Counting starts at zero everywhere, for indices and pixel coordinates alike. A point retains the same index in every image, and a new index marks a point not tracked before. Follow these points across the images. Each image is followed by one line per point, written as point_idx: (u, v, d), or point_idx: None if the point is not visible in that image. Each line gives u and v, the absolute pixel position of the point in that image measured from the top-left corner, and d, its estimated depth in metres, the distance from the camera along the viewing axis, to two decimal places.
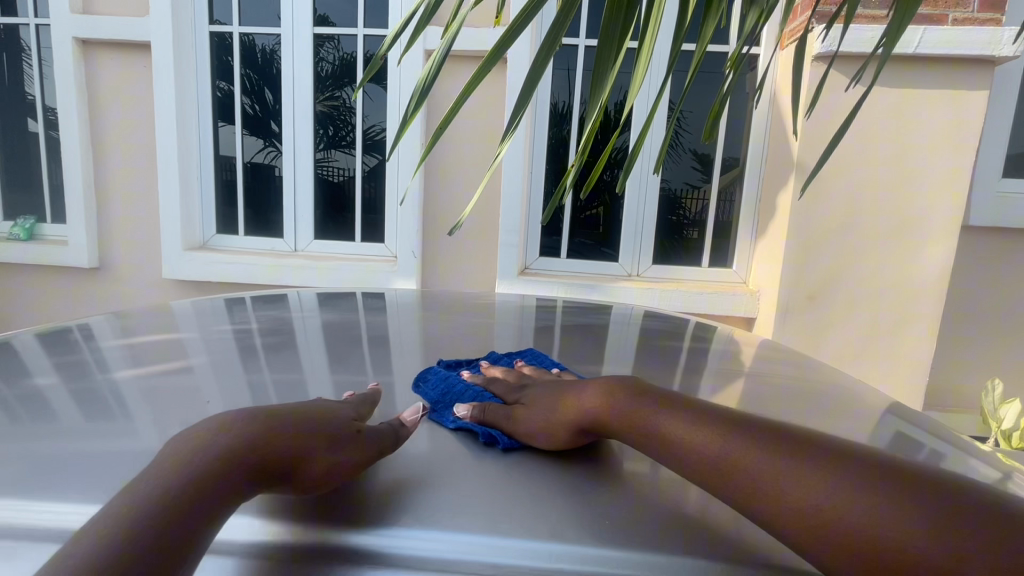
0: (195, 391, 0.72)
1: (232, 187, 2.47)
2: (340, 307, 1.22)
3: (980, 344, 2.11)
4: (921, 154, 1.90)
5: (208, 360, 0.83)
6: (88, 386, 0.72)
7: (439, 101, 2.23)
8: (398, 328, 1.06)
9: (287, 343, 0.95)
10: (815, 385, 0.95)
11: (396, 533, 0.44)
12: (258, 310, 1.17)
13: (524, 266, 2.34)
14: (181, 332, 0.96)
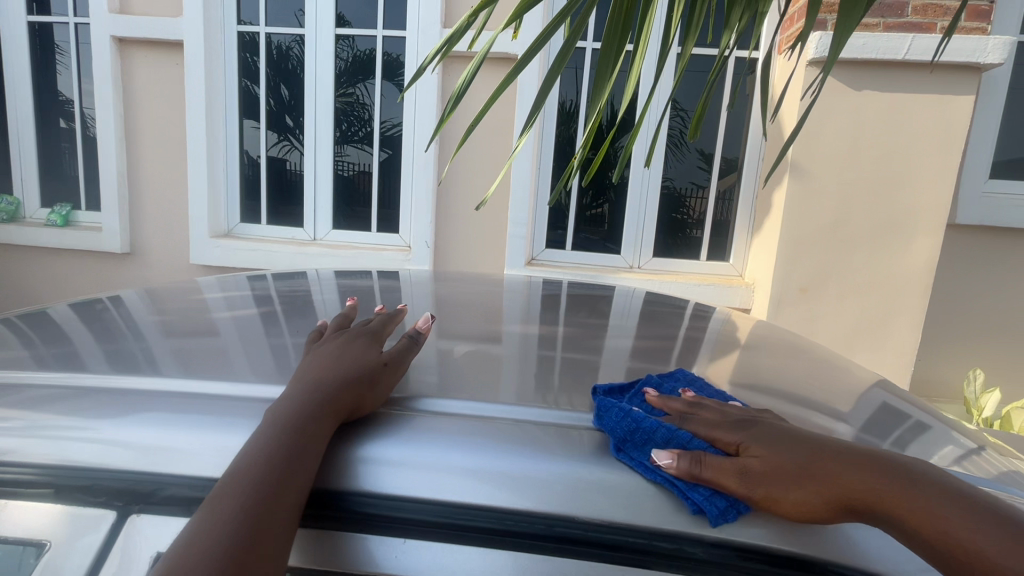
0: (220, 351, 0.82)
1: (255, 178, 2.61)
2: (363, 281, 1.33)
3: (967, 338, 2.21)
4: (910, 154, 2.01)
5: (233, 324, 0.94)
6: (122, 348, 0.82)
7: (453, 99, 2.36)
8: (418, 297, 1.18)
9: (308, 309, 1.05)
10: (795, 352, 1.07)
11: (437, 402, 0.55)
12: (281, 282, 1.28)
13: (532, 258, 2.46)
14: (206, 301, 1.08)
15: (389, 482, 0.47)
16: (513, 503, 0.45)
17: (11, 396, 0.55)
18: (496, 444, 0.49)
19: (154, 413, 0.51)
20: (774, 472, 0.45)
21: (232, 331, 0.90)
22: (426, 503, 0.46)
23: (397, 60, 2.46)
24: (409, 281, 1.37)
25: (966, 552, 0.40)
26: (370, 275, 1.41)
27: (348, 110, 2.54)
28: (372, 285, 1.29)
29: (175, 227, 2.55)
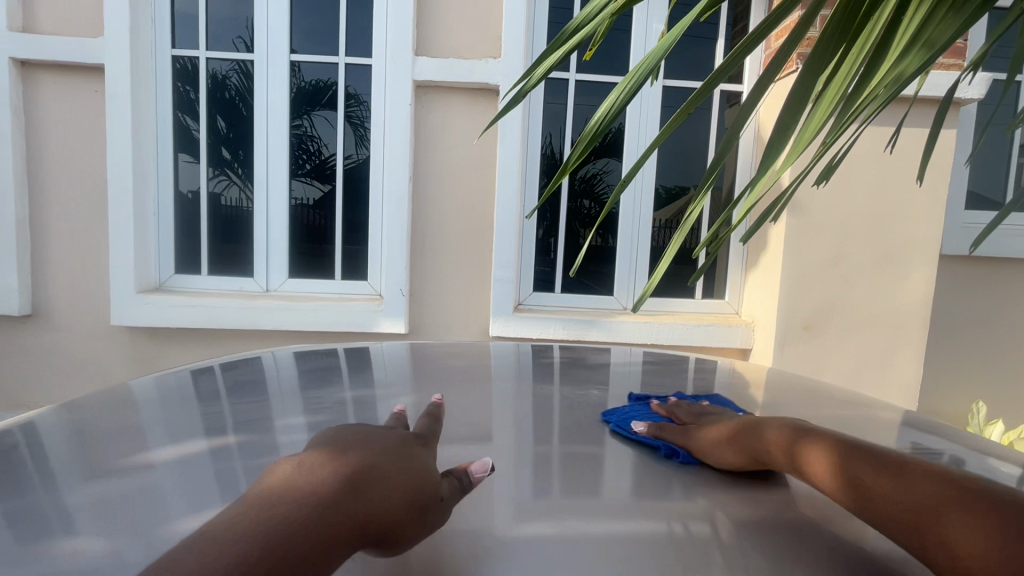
0: (161, 503, 0.58)
1: (194, 222, 2.26)
2: (325, 370, 1.07)
3: (956, 363, 2.21)
4: (899, 187, 1.99)
5: (179, 456, 0.68)
6: (26, 509, 0.57)
7: (427, 132, 2.13)
8: (384, 393, 0.94)
9: (247, 432, 0.77)
10: (862, 420, 0.93)
11: None
12: (232, 377, 1.01)
13: (519, 302, 2.25)
14: (142, 425, 0.78)
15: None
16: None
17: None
18: None
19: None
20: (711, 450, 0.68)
21: (171, 484, 0.62)
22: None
23: (361, 91, 2.22)
24: (380, 366, 1.11)
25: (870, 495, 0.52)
26: (331, 359, 1.15)
27: (307, 143, 2.26)
28: (338, 376, 1.03)
29: (91, 283, 2.13)
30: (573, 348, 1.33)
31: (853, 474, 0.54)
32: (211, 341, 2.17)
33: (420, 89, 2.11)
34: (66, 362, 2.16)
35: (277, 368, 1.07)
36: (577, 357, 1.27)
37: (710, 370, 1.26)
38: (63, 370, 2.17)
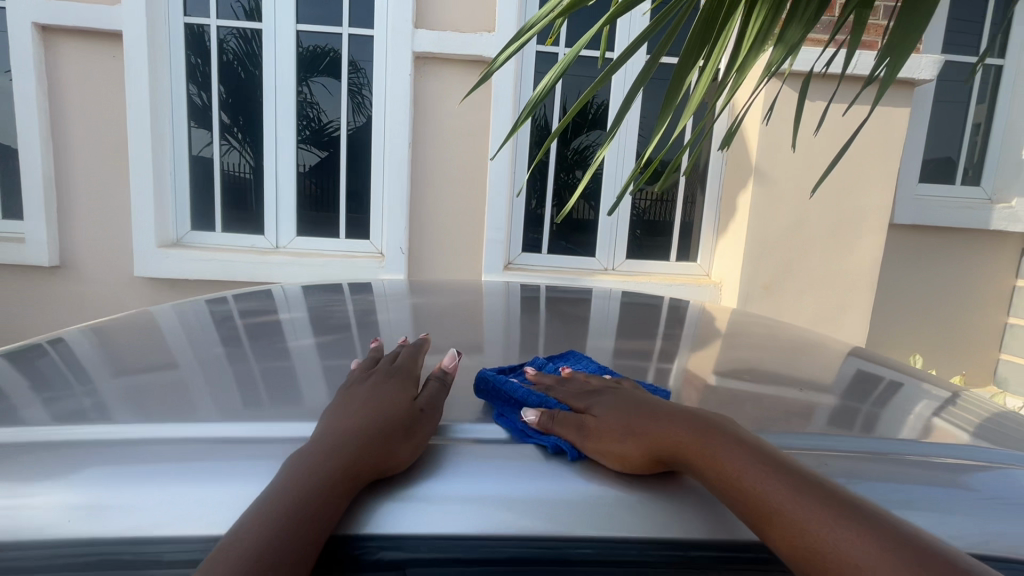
0: (185, 390, 0.60)
1: (206, 182, 2.43)
2: (336, 304, 1.27)
3: (898, 323, 2.48)
4: (857, 160, 2.19)
5: (194, 356, 0.89)
6: (63, 397, 0.59)
7: (427, 101, 2.29)
8: (388, 318, 1.16)
9: (279, 339, 0.98)
10: (781, 348, 1.15)
11: (474, 427, 0.54)
12: (246, 307, 1.22)
13: (509, 261, 2.45)
14: (168, 341, 0.96)
15: (476, 526, 0.44)
16: (641, 532, 0.45)
17: (57, 456, 0.48)
18: (552, 471, 0.48)
19: (230, 471, 0.47)
20: (603, 427, 0.53)
21: (199, 376, 0.64)
22: (525, 559, 0.44)
23: (364, 60, 2.37)
24: (384, 301, 1.32)
25: (747, 496, 0.45)
26: (341, 296, 1.36)
27: (309, 109, 2.41)
28: (347, 308, 1.23)
29: (115, 237, 2.31)
30: (553, 294, 1.54)
31: (716, 474, 0.47)
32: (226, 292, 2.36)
33: (420, 60, 2.25)
34: (91, 309, 2.35)
35: (288, 304, 1.26)
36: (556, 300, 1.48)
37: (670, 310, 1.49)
38: (89, 317, 2.36)
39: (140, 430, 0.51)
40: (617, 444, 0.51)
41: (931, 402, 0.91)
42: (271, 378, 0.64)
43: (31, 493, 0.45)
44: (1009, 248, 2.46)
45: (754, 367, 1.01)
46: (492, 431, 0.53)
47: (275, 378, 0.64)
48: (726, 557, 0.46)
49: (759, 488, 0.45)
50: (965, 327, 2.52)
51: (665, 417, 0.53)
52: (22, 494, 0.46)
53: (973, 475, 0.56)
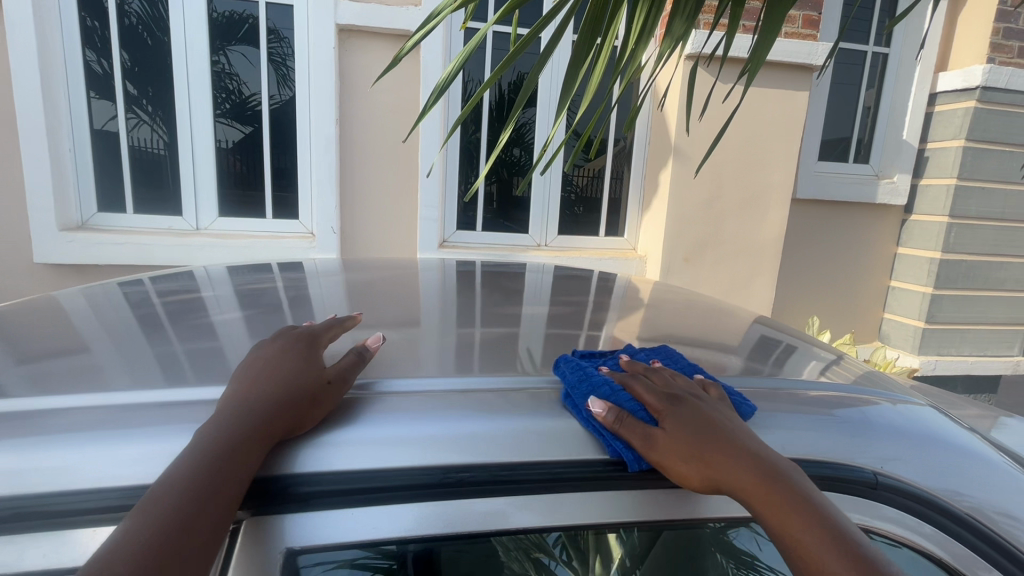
0: (97, 371, 0.61)
1: (112, 159, 2.26)
2: (265, 283, 1.26)
3: (798, 289, 2.76)
4: (762, 139, 2.39)
5: (106, 338, 0.87)
6: None
7: (353, 75, 2.23)
8: (319, 296, 1.17)
9: (209, 320, 0.98)
10: (690, 315, 1.28)
11: (399, 382, 0.59)
12: (165, 288, 1.19)
13: (443, 240, 2.47)
14: (84, 323, 0.93)
15: (378, 461, 0.49)
16: (539, 461, 0.52)
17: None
18: (467, 415, 0.54)
19: (145, 433, 0.50)
20: (673, 444, 0.51)
21: (114, 358, 0.65)
22: (421, 488, 0.49)
23: (282, 26, 2.26)
24: (315, 280, 1.32)
25: (804, 551, 0.47)
26: (271, 275, 1.34)
27: (228, 81, 2.29)
28: (276, 287, 1.23)
29: (8, 220, 2.11)
30: (486, 271, 1.60)
31: (778, 522, 0.48)
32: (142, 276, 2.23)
33: (343, 32, 2.19)
34: None
35: (213, 284, 1.23)
36: (489, 276, 1.54)
37: (597, 282, 1.58)
38: None
39: (51, 406, 0.52)
40: (688, 468, 0.51)
41: (817, 362, 1.05)
42: (195, 357, 0.65)
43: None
44: (892, 218, 2.77)
45: (663, 331, 1.12)
46: (414, 385, 0.59)
47: (199, 356, 0.65)
48: (594, 476, 0.53)
49: (804, 543, 0.47)
50: (855, 289, 2.84)
51: (727, 454, 0.51)
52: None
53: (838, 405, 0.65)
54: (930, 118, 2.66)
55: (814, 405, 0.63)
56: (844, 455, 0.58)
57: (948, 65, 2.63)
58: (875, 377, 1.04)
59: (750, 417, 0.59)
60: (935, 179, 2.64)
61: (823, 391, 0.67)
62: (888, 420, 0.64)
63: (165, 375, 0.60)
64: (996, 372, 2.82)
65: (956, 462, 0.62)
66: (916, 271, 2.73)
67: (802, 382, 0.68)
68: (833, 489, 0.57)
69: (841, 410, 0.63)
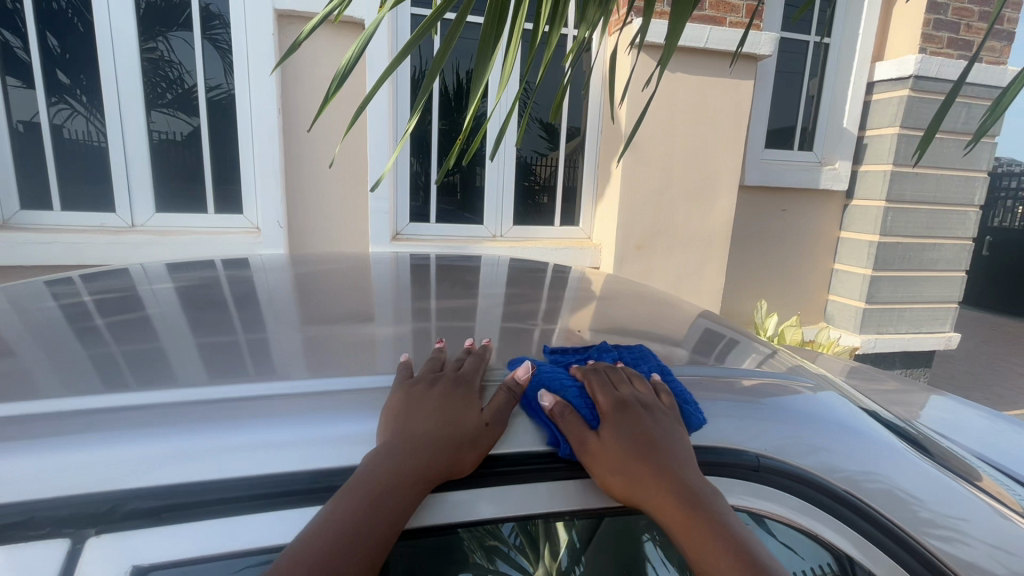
0: (22, 375, 0.57)
1: (37, 153, 2.12)
2: (198, 281, 1.21)
3: (748, 273, 2.84)
4: (710, 128, 2.43)
5: (29, 338, 0.83)
6: None
7: (296, 62, 2.15)
8: (256, 292, 1.13)
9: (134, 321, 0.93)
10: (635, 305, 1.30)
11: (311, 381, 0.57)
12: (92, 286, 1.14)
13: (396, 232, 2.42)
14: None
15: (271, 465, 0.48)
16: None
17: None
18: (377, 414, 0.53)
19: (31, 440, 0.47)
20: (606, 452, 0.53)
21: (39, 360, 0.61)
22: (317, 490, 0.48)
23: (222, 7, 2.15)
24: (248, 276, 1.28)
25: (707, 570, 0.50)
26: (209, 272, 1.29)
27: (162, 68, 2.17)
28: (209, 285, 1.18)
29: None
30: (435, 263, 1.59)
31: (690, 539, 0.50)
32: None
33: (283, 18, 2.11)
34: None
35: (149, 282, 1.18)
36: (437, 268, 1.53)
37: (550, 274, 1.59)
38: None
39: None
40: (612, 477, 0.53)
41: (756, 355, 1.09)
42: (136, 357, 0.62)
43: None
44: (835, 204, 2.89)
45: (605, 321, 1.13)
46: (325, 382, 0.57)
47: (137, 356, 0.62)
48: (499, 470, 0.53)
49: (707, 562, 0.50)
50: (802, 273, 2.94)
51: (661, 471, 0.53)
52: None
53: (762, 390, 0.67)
54: (868, 107, 2.78)
55: (732, 392, 0.64)
56: (750, 439, 0.60)
57: (884, 55, 2.74)
58: (806, 371, 1.08)
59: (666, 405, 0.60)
60: (873, 165, 2.76)
61: (738, 377, 0.69)
62: (798, 404, 0.66)
63: (83, 376, 0.56)
64: (931, 348, 2.98)
65: (850, 442, 0.64)
66: (857, 254, 2.86)
67: (720, 369, 0.70)
68: (712, 473, 0.58)
69: (755, 397, 0.65)
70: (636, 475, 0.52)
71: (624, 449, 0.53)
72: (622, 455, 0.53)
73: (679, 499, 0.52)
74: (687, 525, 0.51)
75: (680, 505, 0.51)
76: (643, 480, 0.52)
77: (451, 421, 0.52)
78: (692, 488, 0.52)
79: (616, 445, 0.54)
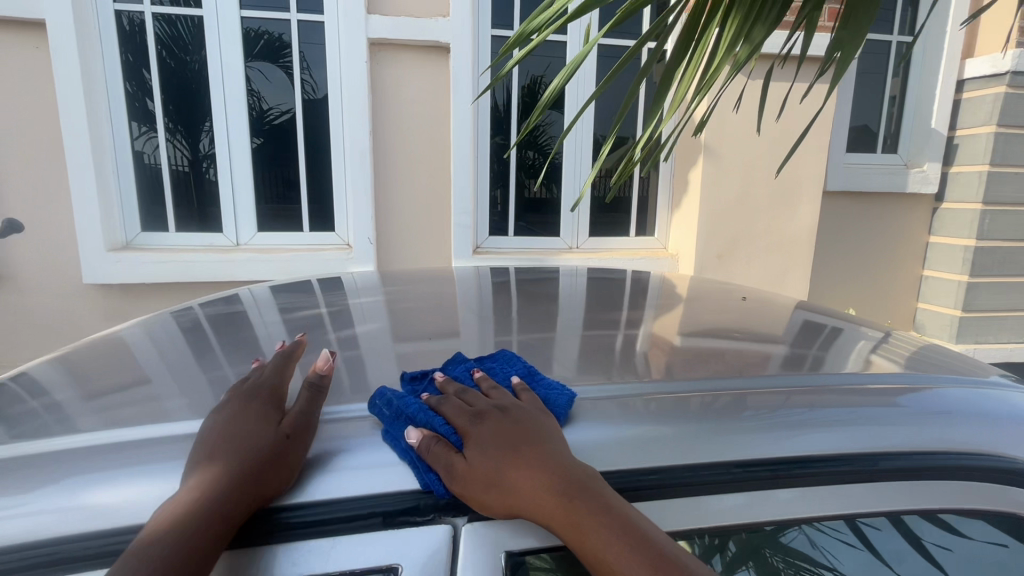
0: (154, 399, 0.64)
1: (155, 182, 2.31)
2: (321, 298, 1.30)
3: (829, 282, 2.76)
4: (793, 135, 2.39)
5: (158, 356, 0.90)
6: (37, 424, 0.60)
7: (386, 85, 2.26)
8: (370, 308, 1.21)
9: (265, 336, 1.00)
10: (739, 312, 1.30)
11: None
12: (221, 309, 1.21)
13: (477, 246, 2.50)
14: (131, 356, 0.92)
15: None
16: (638, 467, 0.56)
17: (71, 464, 0.52)
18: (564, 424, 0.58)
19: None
20: (473, 470, 0.50)
21: (166, 386, 0.68)
22: None
23: (317, 39, 2.29)
24: (357, 293, 1.36)
25: (600, 560, 0.46)
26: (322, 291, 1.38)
27: (263, 98, 2.33)
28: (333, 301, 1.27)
29: (58, 246, 2.17)
30: (527, 276, 1.64)
31: (576, 533, 0.47)
32: (188, 293, 2.27)
33: (374, 46, 2.22)
34: (37, 323, 2.21)
35: (258, 305, 1.25)
36: (531, 280, 1.57)
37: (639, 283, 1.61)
38: (35, 334, 2.21)
39: (147, 435, 0.56)
40: (492, 496, 0.49)
41: (867, 341, 1.05)
42: (243, 378, 0.69)
43: (34, 506, 0.49)
44: (922, 208, 2.76)
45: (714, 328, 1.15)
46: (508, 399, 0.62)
47: (244, 379, 0.70)
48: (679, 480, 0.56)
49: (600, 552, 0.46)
50: (887, 280, 2.82)
51: (528, 471, 0.49)
52: (40, 507, 0.49)
53: (909, 395, 0.69)
54: (957, 106, 2.65)
55: (884, 397, 0.68)
56: (888, 445, 0.62)
57: (973, 51, 2.62)
58: (929, 353, 1.02)
59: (824, 416, 0.63)
60: (965, 167, 2.63)
61: (866, 386, 0.71)
62: (961, 404, 0.69)
63: (201, 399, 0.64)
64: None
65: (988, 444, 0.65)
66: (949, 259, 2.72)
67: (846, 379, 0.72)
68: (881, 477, 0.61)
69: (901, 398, 0.68)
70: (517, 483, 0.49)
71: (495, 456, 0.50)
72: (489, 464, 0.50)
73: (558, 499, 0.48)
74: (571, 528, 0.47)
75: (569, 501, 0.48)
76: (519, 489, 0.48)
77: (262, 435, 0.52)
78: (573, 486, 0.49)
79: (477, 462, 0.50)
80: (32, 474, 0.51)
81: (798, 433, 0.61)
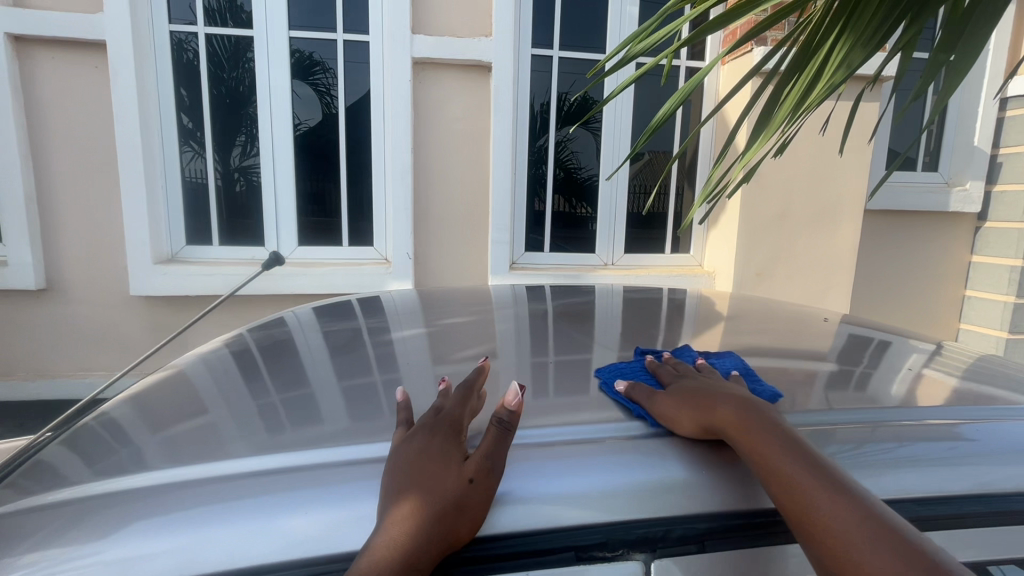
0: (211, 429, 0.64)
1: (199, 197, 2.35)
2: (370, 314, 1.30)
3: (868, 300, 2.71)
4: (833, 152, 2.37)
5: (207, 368, 0.89)
6: (108, 459, 0.60)
7: (427, 102, 2.30)
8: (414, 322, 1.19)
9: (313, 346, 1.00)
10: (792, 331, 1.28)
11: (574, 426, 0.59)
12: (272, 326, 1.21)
13: (513, 261, 2.51)
14: (183, 367, 0.93)
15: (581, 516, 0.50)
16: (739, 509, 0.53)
17: (148, 503, 0.52)
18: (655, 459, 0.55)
19: (321, 496, 0.51)
20: (670, 401, 0.59)
21: (224, 415, 0.68)
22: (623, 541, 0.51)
23: (362, 57, 2.34)
24: (404, 308, 1.36)
25: (807, 514, 0.46)
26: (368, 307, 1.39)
27: (307, 114, 2.38)
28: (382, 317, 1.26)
29: (106, 260, 2.22)
30: (569, 292, 1.63)
31: (771, 471, 0.49)
32: (229, 306, 2.31)
33: (417, 65, 2.26)
34: (83, 335, 2.26)
35: (301, 321, 1.25)
36: (574, 296, 1.56)
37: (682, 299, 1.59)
38: (81, 344, 2.26)
39: (210, 473, 0.55)
40: (685, 420, 0.57)
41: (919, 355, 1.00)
42: (290, 405, 0.69)
43: (128, 551, 0.48)
44: (964, 227, 2.71)
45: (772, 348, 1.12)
46: (585, 429, 0.58)
47: (292, 404, 0.70)
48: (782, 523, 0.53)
49: (814, 506, 0.46)
50: (928, 299, 2.77)
51: (739, 419, 0.54)
52: (115, 552, 0.48)
53: (975, 426, 0.66)
54: (1001, 123, 2.60)
55: (947, 429, 0.65)
56: (990, 484, 0.60)
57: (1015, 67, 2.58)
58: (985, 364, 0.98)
59: (917, 452, 0.61)
60: (1010, 185, 2.57)
61: (947, 419, 0.68)
62: None
63: (255, 426, 0.64)
64: None
65: None
66: (995, 280, 2.65)
67: (926, 411, 0.69)
68: (988, 520, 0.58)
69: (965, 429, 0.66)
70: (722, 421, 0.55)
71: (705, 401, 0.58)
72: (691, 398, 0.59)
73: (779, 455, 0.50)
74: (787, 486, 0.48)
75: (789, 457, 0.49)
76: (722, 426, 0.55)
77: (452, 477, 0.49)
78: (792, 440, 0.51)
79: (677, 397, 0.60)
80: (119, 514, 0.51)
81: (895, 471, 0.59)
